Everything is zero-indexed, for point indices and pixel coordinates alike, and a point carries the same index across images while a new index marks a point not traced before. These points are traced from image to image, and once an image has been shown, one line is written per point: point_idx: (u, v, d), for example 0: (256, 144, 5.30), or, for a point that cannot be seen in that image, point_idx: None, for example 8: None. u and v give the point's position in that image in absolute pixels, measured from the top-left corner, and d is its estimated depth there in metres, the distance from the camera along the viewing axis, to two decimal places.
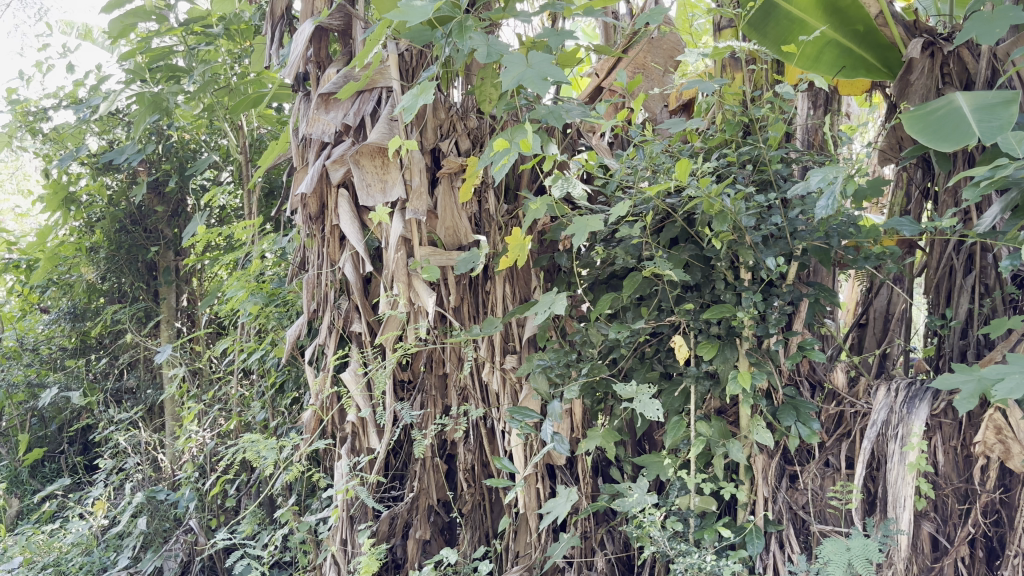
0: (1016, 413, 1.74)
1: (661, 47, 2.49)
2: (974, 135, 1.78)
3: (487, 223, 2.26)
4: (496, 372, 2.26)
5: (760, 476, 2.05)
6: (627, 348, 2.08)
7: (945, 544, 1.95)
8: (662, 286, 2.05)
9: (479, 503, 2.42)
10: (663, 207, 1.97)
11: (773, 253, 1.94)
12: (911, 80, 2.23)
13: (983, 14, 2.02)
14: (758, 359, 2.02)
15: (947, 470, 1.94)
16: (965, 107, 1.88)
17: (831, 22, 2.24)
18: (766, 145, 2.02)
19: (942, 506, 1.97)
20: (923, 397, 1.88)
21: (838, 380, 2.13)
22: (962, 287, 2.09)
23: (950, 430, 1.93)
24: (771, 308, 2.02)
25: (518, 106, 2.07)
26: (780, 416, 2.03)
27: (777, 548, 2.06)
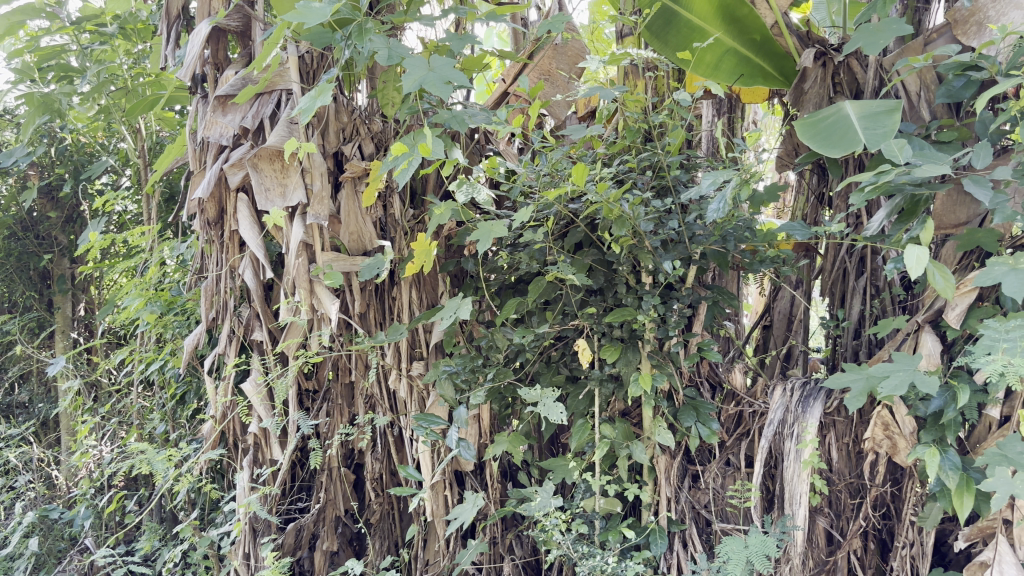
0: (901, 409, 1.81)
1: (565, 53, 2.51)
2: (860, 142, 1.85)
3: (392, 227, 2.24)
4: (403, 379, 2.23)
5: (662, 477, 2.09)
6: (532, 353, 2.08)
7: (838, 538, 2.01)
8: (565, 291, 2.05)
9: (387, 512, 2.39)
10: (566, 211, 1.97)
11: (671, 257, 1.98)
12: (806, 88, 2.29)
13: (869, 26, 2.10)
14: (659, 361, 2.06)
15: (840, 466, 2.00)
16: (853, 114, 1.95)
17: (727, 30, 2.33)
18: (665, 152, 2.06)
19: (835, 501, 2.03)
20: (816, 396, 1.95)
21: (737, 380, 2.17)
22: (855, 289, 2.17)
23: (842, 428, 1.99)
24: (671, 311, 2.05)
25: (421, 110, 2.06)
26: (680, 417, 2.08)
27: (680, 548, 2.10)
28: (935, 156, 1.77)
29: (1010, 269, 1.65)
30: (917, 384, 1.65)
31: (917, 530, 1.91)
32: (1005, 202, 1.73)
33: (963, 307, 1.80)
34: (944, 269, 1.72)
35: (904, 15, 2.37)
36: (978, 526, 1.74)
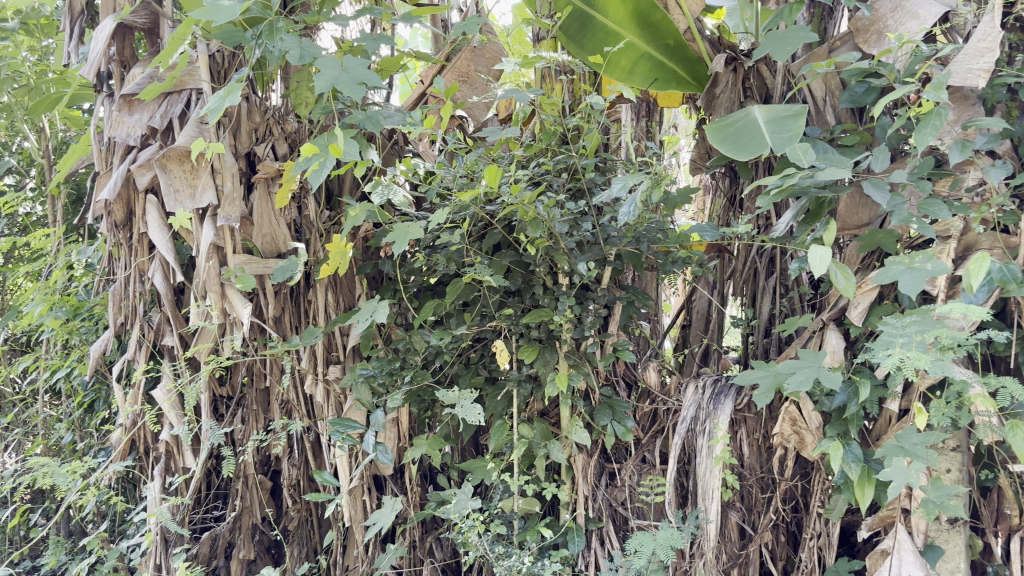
0: (807, 404, 1.86)
1: (483, 55, 2.48)
2: (766, 145, 1.91)
3: (307, 229, 2.21)
4: (319, 384, 2.19)
5: (580, 476, 2.11)
6: (450, 354, 2.07)
7: (750, 532, 2.06)
8: (483, 292, 2.04)
9: (305, 518, 2.35)
10: (482, 213, 1.95)
11: (586, 258, 2.00)
12: (717, 92, 2.35)
13: (777, 32, 2.17)
14: (576, 361, 2.08)
15: (751, 461, 2.06)
16: (760, 119, 2.00)
17: (642, 35, 2.35)
18: (579, 154, 2.08)
19: (747, 496, 2.08)
20: (727, 393, 1.99)
21: (651, 379, 2.21)
22: (765, 288, 2.23)
23: (753, 423, 2.04)
24: (587, 311, 2.08)
25: (334, 110, 2.04)
26: (596, 415, 2.10)
27: (598, 545, 2.12)
28: (836, 159, 1.83)
29: (906, 268, 1.71)
30: (821, 379, 1.70)
31: (824, 521, 1.97)
32: (901, 204, 1.80)
33: (865, 306, 1.86)
34: (846, 268, 1.78)
35: (810, 23, 2.44)
36: (879, 516, 1.82)
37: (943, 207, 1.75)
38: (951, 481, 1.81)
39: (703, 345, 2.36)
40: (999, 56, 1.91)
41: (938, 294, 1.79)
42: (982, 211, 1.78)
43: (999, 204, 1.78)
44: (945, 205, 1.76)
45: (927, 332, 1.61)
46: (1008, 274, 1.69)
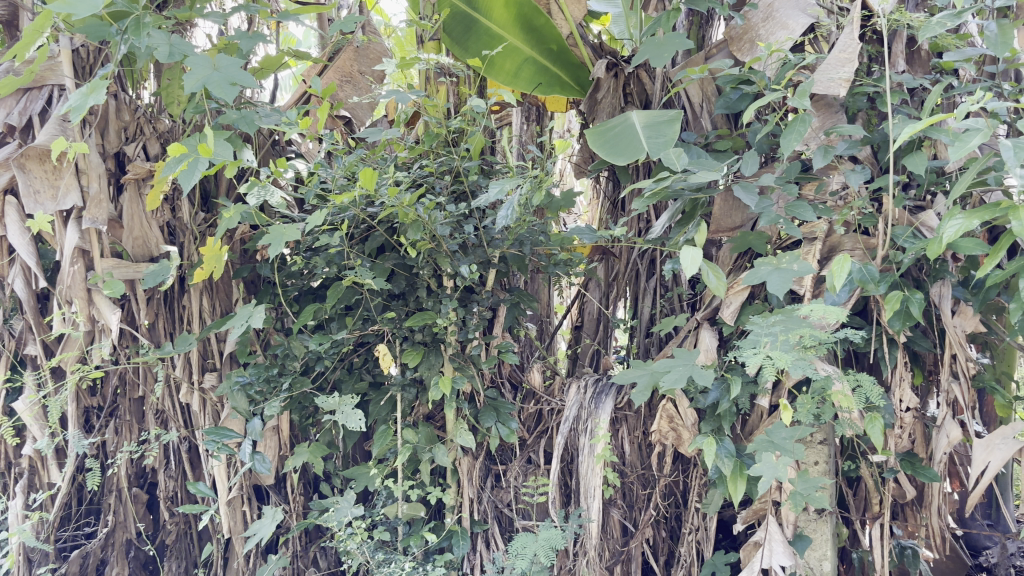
0: (683, 401, 1.91)
1: (366, 55, 2.45)
2: (643, 150, 1.95)
3: (181, 232, 2.14)
4: (195, 393, 2.11)
5: (465, 478, 2.11)
6: (331, 359, 2.03)
7: (631, 528, 2.11)
8: (364, 295, 2.00)
9: (183, 531, 2.27)
10: (362, 215, 1.91)
11: (468, 262, 1.98)
12: (599, 98, 2.38)
13: (655, 39, 2.22)
14: (460, 364, 2.06)
15: (631, 458, 2.10)
16: (637, 124, 2.05)
17: (526, 39, 2.38)
18: (461, 157, 2.08)
19: (628, 493, 2.12)
20: (608, 392, 2.04)
21: (535, 379, 2.21)
22: (646, 289, 2.29)
23: (633, 421, 2.09)
24: (471, 314, 2.07)
25: (207, 110, 1.98)
26: (481, 418, 2.09)
27: (483, 547, 2.13)
28: (708, 163, 1.87)
29: (773, 268, 1.78)
30: (696, 377, 1.73)
31: (702, 516, 2.02)
32: (770, 206, 1.85)
33: (737, 306, 1.93)
34: (717, 269, 1.83)
35: (689, 30, 2.47)
36: (752, 508, 1.87)
37: (808, 210, 1.83)
38: (817, 473, 1.89)
39: (588, 347, 2.39)
40: (858, 67, 2.00)
41: (804, 294, 1.87)
42: (843, 214, 1.86)
43: (859, 207, 1.87)
44: (810, 208, 1.83)
45: (791, 331, 1.67)
46: (867, 275, 1.77)
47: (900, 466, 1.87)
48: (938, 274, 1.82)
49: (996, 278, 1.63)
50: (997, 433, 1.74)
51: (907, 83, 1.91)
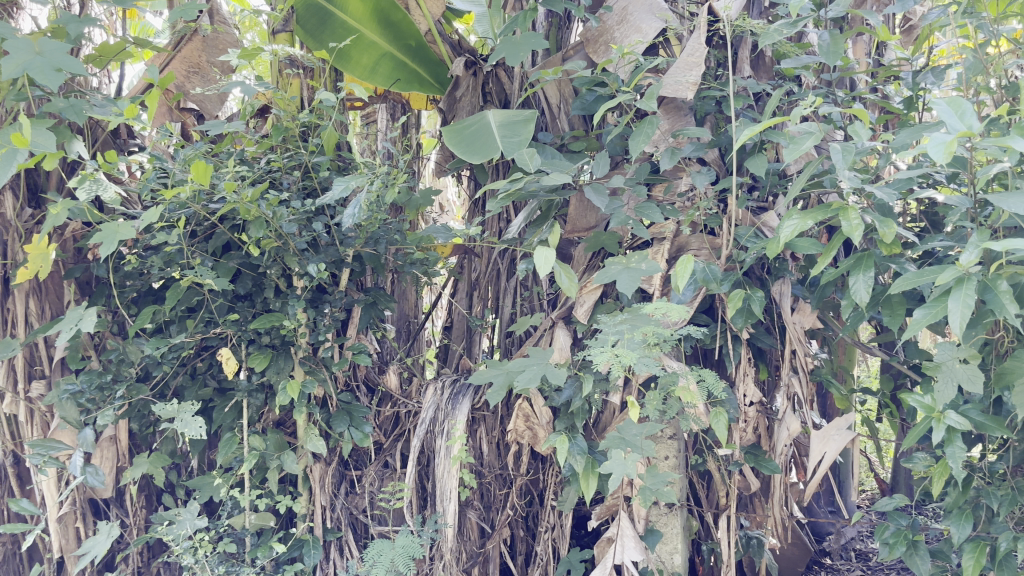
0: (538, 399, 1.91)
1: (216, 43, 2.32)
2: (497, 149, 1.94)
3: (4, 229, 1.98)
4: (20, 403, 1.97)
5: (317, 486, 2.04)
6: (170, 365, 1.93)
7: (489, 530, 2.09)
8: (205, 297, 1.91)
9: (10, 551, 2.11)
10: (202, 212, 1.82)
11: (317, 261, 1.91)
12: (458, 96, 2.37)
13: (512, 38, 2.20)
14: (311, 367, 1.99)
15: (490, 458, 2.08)
16: (492, 122, 2.02)
17: (383, 34, 2.33)
18: (308, 152, 2.01)
19: (485, 494, 2.11)
20: (465, 392, 2.02)
21: (391, 381, 2.17)
22: (506, 288, 2.29)
23: (491, 421, 2.08)
24: (322, 315, 2.00)
25: (30, 97, 1.84)
26: (333, 423, 2.01)
27: (336, 555, 2.07)
28: (560, 163, 1.87)
29: (623, 268, 1.80)
30: (548, 376, 1.74)
31: (558, 514, 2.02)
32: (620, 207, 1.89)
33: (590, 304, 1.95)
34: (570, 270, 1.83)
35: (548, 31, 2.49)
36: (606, 505, 1.89)
37: (656, 211, 1.88)
38: (668, 468, 1.93)
39: (448, 347, 2.38)
40: (706, 71, 2.05)
41: (654, 292, 1.91)
42: (690, 215, 1.91)
43: (705, 208, 1.91)
44: (657, 209, 1.89)
45: (637, 329, 1.71)
46: (710, 274, 1.82)
47: (744, 459, 1.92)
48: (778, 273, 1.88)
49: (829, 276, 1.70)
50: (833, 425, 1.81)
51: (751, 88, 1.96)
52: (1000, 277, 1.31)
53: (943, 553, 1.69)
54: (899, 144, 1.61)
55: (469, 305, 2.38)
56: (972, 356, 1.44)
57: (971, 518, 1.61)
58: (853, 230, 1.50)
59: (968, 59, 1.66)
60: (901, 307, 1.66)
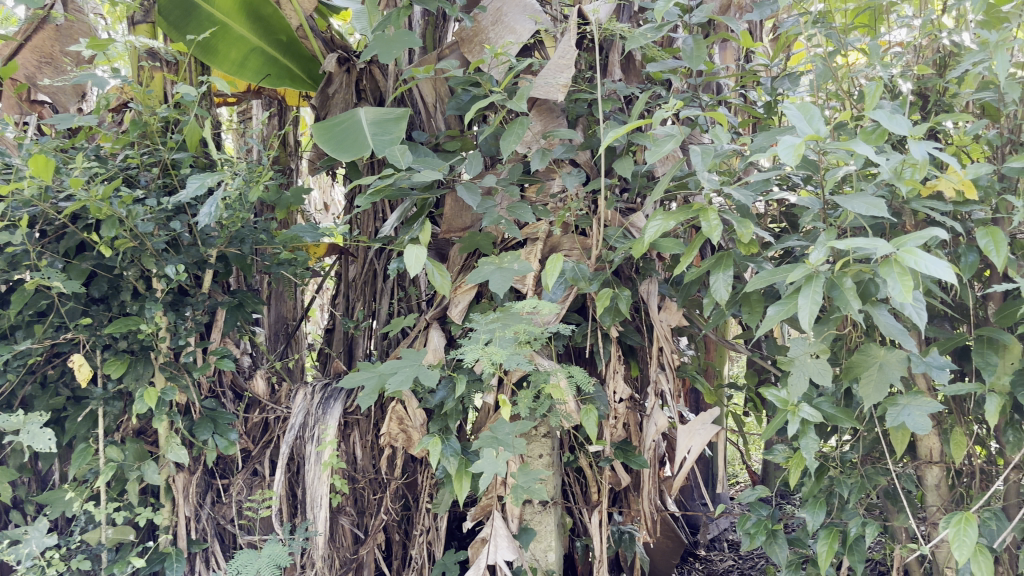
0: (412, 402, 1.88)
1: (69, 34, 2.20)
2: (367, 147, 1.89)
3: None
4: None
5: (180, 496, 1.96)
6: (16, 372, 1.81)
7: (362, 535, 2.06)
8: (53, 300, 1.79)
9: None
10: (49, 210, 1.72)
11: (175, 261, 1.83)
12: (331, 93, 2.33)
13: (385, 35, 2.14)
14: (172, 373, 1.91)
15: (364, 463, 2.05)
16: (363, 120, 1.98)
17: (252, 29, 2.25)
18: (167, 148, 1.92)
19: (359, 499, 2.08)
20: (336, 397, 1.96)
21: (259, 387, 2.13)
22: (382, 290, 2.25)
23: (364, 425, 2.04)
24: (184, 318, 1.93)
25: None
26: (196, 431, 1.94)
27: (202, 567, 2.02)
28: (431, 161, 1.85)
29: (495, 268, 1.78)
30: (421, 378, 1.71)
31: (433, 516, 2.00)
32: (492, 207, 1.88)
33: (464, 305, 1.93)
34: (442, 268, 1.80)
35: (424, 30, 2.47)
36: (480, 505, 1.88)
37: (528, 211, 1.88)
38: (541, 466, 1.94)
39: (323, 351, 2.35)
40: (577, 73, 2.07)
41: (527, 291, 1.91)
42: (561, 216, 1.92)
43: (576, 209, 1.93)
44: (530, 209, 1.89)
45: (508, 328, 1.70)
46: (579, 274, 1.85)
47: (614, 455, 1.96)
48: (645, 272, 1.93)
49: (692, 275, 1.75)
50: (698, 420, 1.85)
51: (620, 91, 1.99)
52: (845, 275, 1.37)
53: (800, 541, 1.76)
54: (757, 147, 1.65)
55: (343, 307, 2.33)
56: (822, 351, 1.50)
57: (824, 506, 1.69)
58: (713, 231, 1.54)
59: (819, 66, 1.75)
60: (759, 304, 1.72)
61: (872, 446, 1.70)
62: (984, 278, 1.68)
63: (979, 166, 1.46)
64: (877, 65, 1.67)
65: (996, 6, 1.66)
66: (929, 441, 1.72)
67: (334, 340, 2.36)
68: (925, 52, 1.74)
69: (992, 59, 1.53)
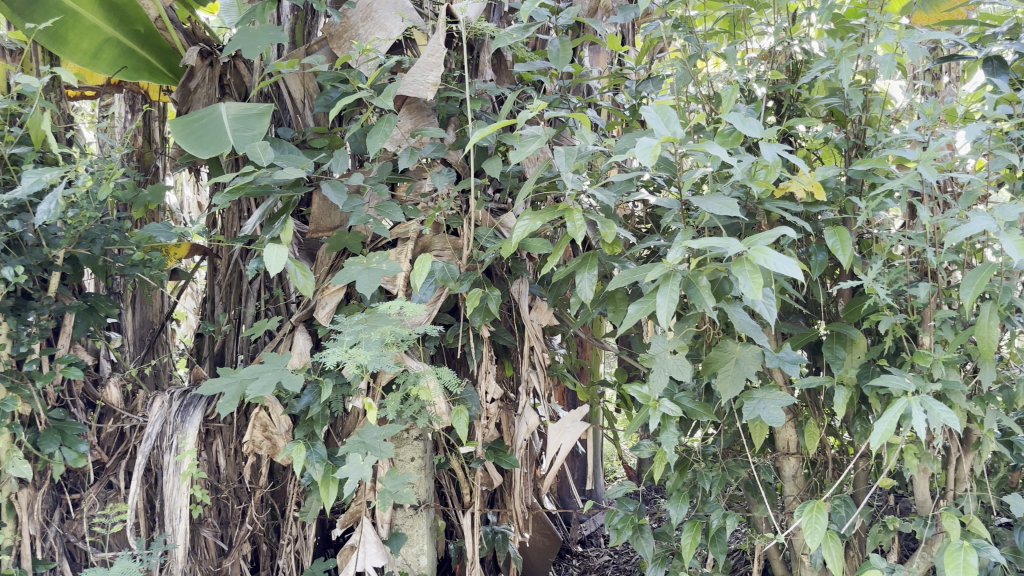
0: (276, 408, 1.82)
1: None
2: (227, 144, 1.82)
3: None
4: None
5: (24, 513, 1.84)
6: None
7: (226, 547, 1.99)
8: None
9: None
10: None
11: (15, 264, 1.72)
12: (192, 88, 2.19)
13: (248, 28, 2.04)
14: (14, 383, 1.79)
15: (227, 472, 1.98)
16: (224, 115, 1.90)
17: (106, 17, 2.14)
18: (6, 142, 1.80)
19: (222, 509, 2.01)
20: (196, 404, 1.88)
21: (112, 396, 2.04)
22: (249, 292, 2.17)
23: (227, 432, 1.98)
24: (27, 324, 1.82)
25: None
26: (41, 443, 1.83)
27: None
28: (295, 159, 1.81)
29: (363, 268, 1.74)
30: (284, 382, 1.65)
31: (300, 525, 1.94)
32: (359, 206, 1.83)
33: (332, 306, 1.88)
34: (305, 268, 1.74)
35: (294, 25, 2.40)
36: (349, 512, 1.84)
37: (397, 210, 1.84)
38: (413, 469, 1.92)
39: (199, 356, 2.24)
40: (447, 72, 2.05)
41: (397, 292, 1.87)
42: (431, 215, 1.89)
43: (447, 208, 1.90)
44: (399, 208, 1.86)
45: (375, 329, 1.66)
46: (448, 274, 1.83)
47: (486, 455, 1.95)
48: (516, 272, 1.93)
49: (559, 275, 1.75)
50: (568, 417, 1.86)
51: (490, 91, 1.98)
52: (700, 273, 1.40)
53: (665, 534, 1.80)
54: (620, 149, 1.69)
55: (208, 311, 2.24)
56: (681, 347, 1.54)
57: (688, 499, 1.73)
58: (578, 231, 1.55)
59: (679, 70, 1.79)
60: (624, 302, 1.75)
61: (733, 439, 1.75)
62: (833, 276, 1.76)
63: (826, 169, 1.53)
64: (733, 70, 1.72)
65: (842, 17, 1.74)
66: (786, 433, 1.77)
67: (201, 345, 2.26)
68: (778, 59, 1.81)
69: (837, 67, 1.60)
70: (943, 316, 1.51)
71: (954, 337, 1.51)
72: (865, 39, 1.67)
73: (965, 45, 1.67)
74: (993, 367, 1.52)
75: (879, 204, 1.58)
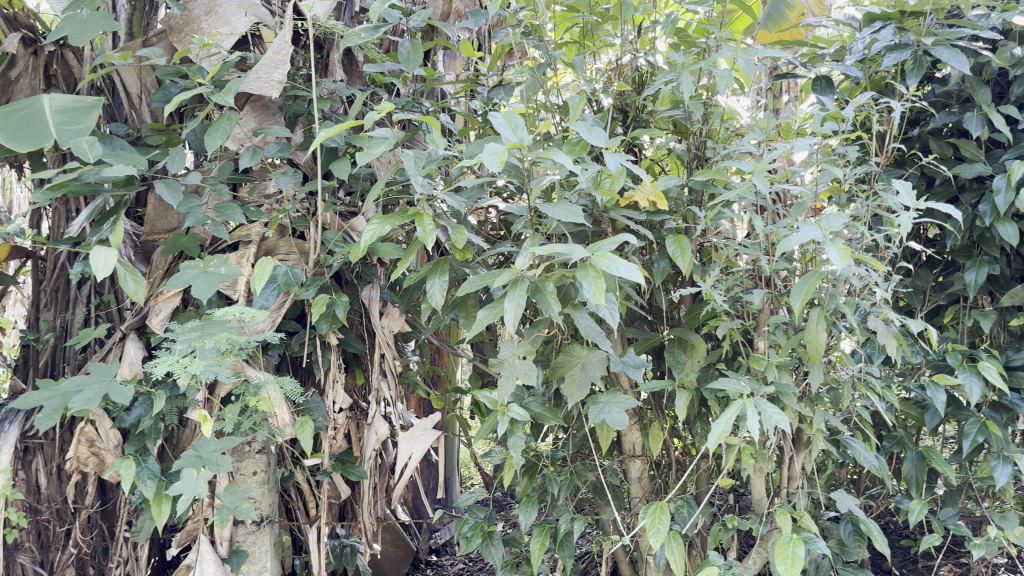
0: (104, 422, 1.70)
1: None
2: (50, 138, 1.62)
3: None
4: None
5: None
6: None
7: (47, 572, 1.85)
8: None
9: None
10: None
11: None
12: (13, 77, 2.03)
13: (77, 14, 1.87)
14: None
15: (49, 492, 1.85)
16: (46, 106, 1.69)
17: None
18: None
19: (43, 532, 1.88)
20: (13, 419, 1.74)
21: None
22: (77, 298, 2.04)
23: (49, 449, 1.85)
24: None
25: None
26: None
27: None
28: (126, 155, 1.71)
29: (199, 271, 1.65)
30: (111, 394, 1.53)
31: (131, 545, 1.83)
32: (197, 205, 1.74)
33: (166, 313, 1.78)
34: (136, 270, 1.63)
35: (132, 16, 2.26)
36: (186, 530, 1.75)
37: (237, 212, 1.76)
38: (256, 483, 1.83)
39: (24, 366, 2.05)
40: (294, 70, 1.98)
41: (237, 298, 1.79)
42: (275, 217, 1.82)
43: (292, 210, 1.83)
44: (240, 210, 1.78)
45: (211, 337, 1.58)
46: (292, 278, 1.76)
47: (333, 467, 1.89)
48: (365, 277, 1.88)
49: (409, 280, 1.72)
50: (418, 425, 1.83)
51: (339, 91, 1.93)
52: (547, 279, 1.40)
53: (514, 540, 1.80)
54: (469, 154, 1.67)
55: (32, 318, 2.08)
56: (529, 353, 1.54)
57: (537, 504, 1.73)
58: (427, 235, 1.51)
59: (528, 78, 1.80)
60: (474, 308, 1.73)
61: (581, 444, 1.77)
62: (676, 282, 1.81)
63: (669, 179, 1.56)
64: (581, 80, 1.75)
65: (684, 32, 1.79)
66: (632, 436, 1.80)
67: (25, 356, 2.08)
68: (625, 71, 1.85)
69: (679, 79, 1.64)
70: (777, 320, 1.58)
71: (787, 341, 1.58)
72: (705, 54, 1.72)
73: (797, 64, 1.76)
74: (822, 370, 1.60)
75: (718, 213, 1.63)
